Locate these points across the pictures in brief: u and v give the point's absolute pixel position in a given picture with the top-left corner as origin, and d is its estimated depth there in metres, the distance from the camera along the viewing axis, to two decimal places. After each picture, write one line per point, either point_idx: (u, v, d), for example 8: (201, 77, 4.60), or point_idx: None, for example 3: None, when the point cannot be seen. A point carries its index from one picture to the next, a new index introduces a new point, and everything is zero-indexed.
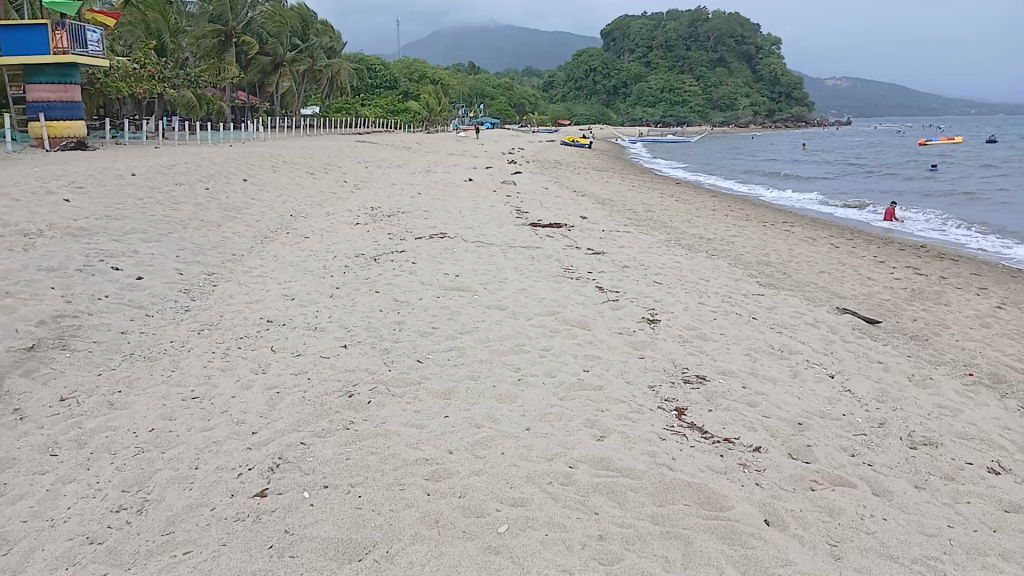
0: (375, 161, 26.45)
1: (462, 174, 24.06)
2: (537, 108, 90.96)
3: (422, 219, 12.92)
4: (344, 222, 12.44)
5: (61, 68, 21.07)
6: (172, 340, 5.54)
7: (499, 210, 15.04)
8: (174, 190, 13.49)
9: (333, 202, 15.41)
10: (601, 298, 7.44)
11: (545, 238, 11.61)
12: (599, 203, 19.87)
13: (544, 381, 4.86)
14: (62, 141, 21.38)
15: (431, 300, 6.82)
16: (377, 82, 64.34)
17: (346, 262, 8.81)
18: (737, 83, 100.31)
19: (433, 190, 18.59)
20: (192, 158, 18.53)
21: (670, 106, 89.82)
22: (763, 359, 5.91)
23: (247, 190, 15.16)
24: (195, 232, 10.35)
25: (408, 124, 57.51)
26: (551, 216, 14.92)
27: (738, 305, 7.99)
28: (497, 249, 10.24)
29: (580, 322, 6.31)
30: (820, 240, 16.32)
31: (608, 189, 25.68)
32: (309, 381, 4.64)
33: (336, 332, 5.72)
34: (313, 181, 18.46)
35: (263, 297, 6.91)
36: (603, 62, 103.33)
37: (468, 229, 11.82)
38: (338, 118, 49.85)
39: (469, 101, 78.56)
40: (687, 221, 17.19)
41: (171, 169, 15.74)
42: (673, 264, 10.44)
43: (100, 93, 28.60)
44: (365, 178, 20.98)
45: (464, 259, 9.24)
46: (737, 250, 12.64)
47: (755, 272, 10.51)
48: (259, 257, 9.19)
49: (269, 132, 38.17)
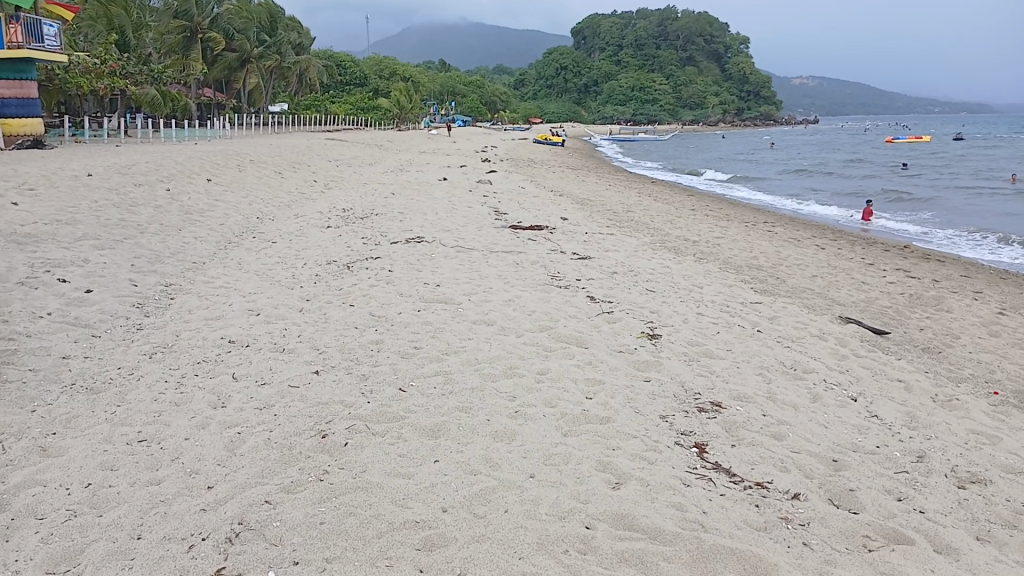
0: (346, 160, 25.70)
1: (436, 173, 23.45)
2: (508, 105, 90.41)
3: (396, 221, 12.29)
4: (314, 225, 11.78)
5: (16, 63, 20.15)
6: (119, 367, 4.89)
7: (476, 211, 14.46)
8: (133, 192, 12.72)
9: (302, 203, 14.71)
10: (594, 309, 6.89)
11: (527, 241, 11.05)
12: (578, 202, 19.38)
13: (544, 413, 4.30)
14: (17, 139, 20.38)
15: (411, 314, 6.24)
16: (347, 79, 63.34)
17: (317, 270, 8.18)
18: (707, 82, 100.61)
19: (407, 190, 17.95)
20: (153, 157, 17.68)
21: (641, 105, 89.79)
22: (779, 379, 5.40)
23: (211, 191, 14.40)
24: (153, 237, 9.64)
25: (379, 121, 56.65)
26: (531, 217, 14.38)
27: (738, 314, 7.49)
28: (478, 254, 9.66)
29: (576, 339, 5.76)
30: (804, 240, 15.97)
31: (585, 188, 25.22)
32: (275, 419, 4.03)
33: (306, 355, 5.11)
34: (281, 181, 17.72)
35: (225, 313, 6.26)
36: (574, 59, 103.03)
37: (446, 233, 11.22)
38: (307, 115, 48.88)
39: (440, 99, 77.78)
40: (668, 221, 16.73)
41: (131, 169, 14.93)
42: (663, 269, 9.93)
43: (59, 89, 27.52)
44: (336, 178, 20.26)
45: (444, 266, 8.64)
46: (725, 253, 12.19)
47: (748, 277, 10.05)
48: (223, 265, 8.52)
49: (236, 130, 37.17)
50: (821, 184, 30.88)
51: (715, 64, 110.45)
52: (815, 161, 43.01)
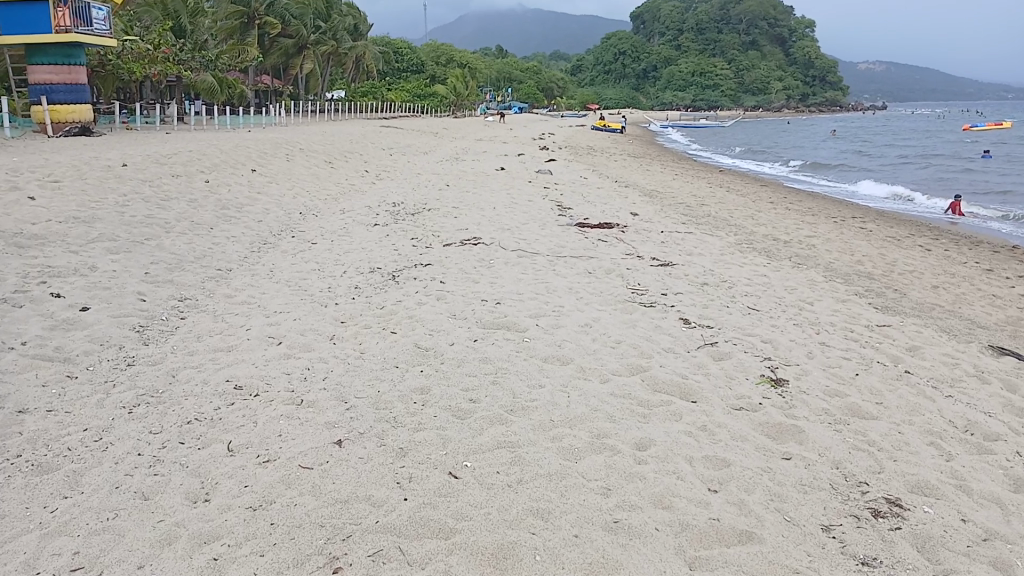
0: (400, 148, 24.66)
1: (493, 162, 22.22)
2: (565, 92, 88.59)
3: (450, 218, 11.10)
4: (360, 222, 10.66)
5: (64, 47, 19.46)
6: (85, 428, 3.72)
7: (538, 205, 13.20)
8: (168, 184, 11.75)
9: (351, 196, 13.65)
10: (694, 338, 5.55)
11: (597, 243, 9.76)
12: (646, 194, 17.98)
13: (657, 522, 3.00)
14: (64, 127, 19.66)
15: (467, 348, 4.97)
16: (404, 65, 62.38)
17: (357, 280, 6.99)
18: (772, 66, 97.28)
19: (462, 181, 16.76)
20: (197, 145, 16.81)
21: (702, 90, 87.23)
22: (961, 457, 4.01)
23: (253, 183, 13.39)
24: (179, 237, 8.57)
25: (435, 108, 55.67)
26: (598, 212, 13.06)
27: (869, 345, 6.07)
28: (544, 260, 8.36)
29: (682, 389, 4.42)
30: (905, 240, 14.33)
31: (650, 177, 23.76)
32: (271, 532, 2.80)
33: (329, 412, 3.88)
34: (330, 171, 16.71)
35: (238, 340, 5.09)
36: (633, 45, 100.62)
37: (506, 232, 9.97)
38: (363, 102, 48.15)
39: (496, 86, 76.77)
40: (747, 217, 15.22)
41: (170, 158, 14.01)
42: (759, 278, 8.52)
43: (113, 76, 27.01)
44: (389, 168, 19.18)
45: (506, 276, 7.38)
46: (823, 257, 10.71)
47: (861, 291, 8.58)
48: (253, 271, 7.39)
49: (292, 117, 36.51)
50: (905, 173, 28.79)
51: (779, 49, 106.92)
52: (889, 149, 40.62)
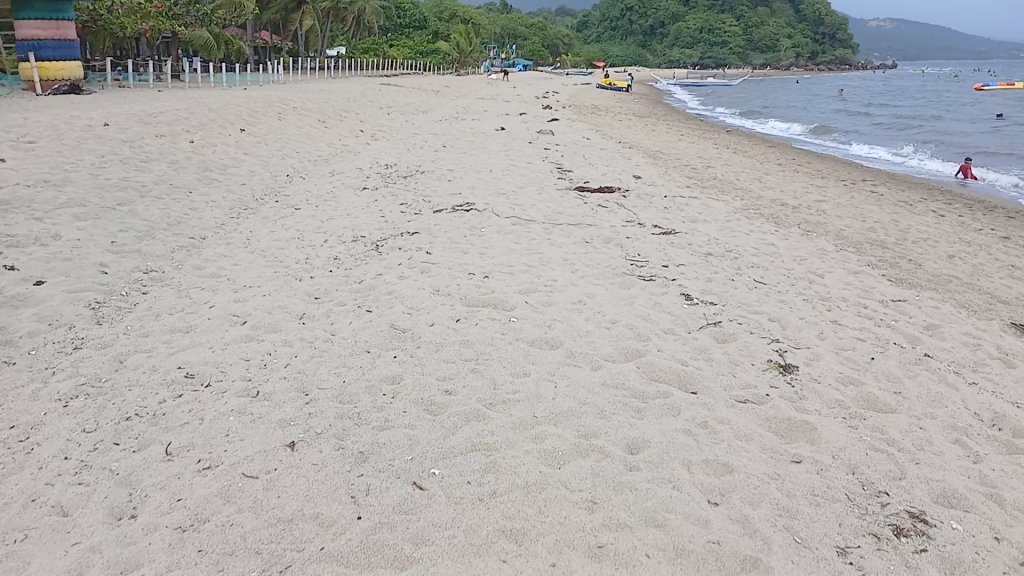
0: (399, 107, 24.00)
1: (493, 122, 21.59)
2: (570, 49, 86.93)
3: (444, 181, 10.62)
4: (349, 185, 10.19)
5: (51, 2, 18.79)
6: (12, 425, 3.33)
7: (536, 168, 12.69)
8: (150, 144, 11.25)
9: (343, 158, 13.15)
10: (697, 317, 5.12)
11: (598, 209, 9.29)
12: (651, 156, 17.45)
13: (647, 546, 2.60)
14: (53, 85, 19.08)
15: (447, 328, 4.55)
16: (406, 21, 60.97)
17: (337, 251, 6.55)
18: (782, 23, 95.36)
19: (460, 141, 16.20)
20: (186, 104, 16.24)
21: (710, 48, 85.61)
22: (991, 458, 3.60)
23: (241, 144, 12.87)
24: (153, 202, 8.11)
25: (438, 65, 54.61)
26: (600, 175, 12.56)
27: (885, 324, 5.64)
28: (539, 227, 7.90)
29: (681, 378, 4.00)
30: (917, 205, 13.84)
31: (656, 138, 23.15)
32: (197, 563, 2.42)
33: (286, 408, 3.47)
34: (323, 131, 16.16)
35: (200, 320, 4.68)
36: (640, 0, 98.54)
37: (502, 197, 9.50)
38: (364, 59, 47.17)
39: (500, 42, 75.31)
40: (755, 180, 14.71)
41: (155, 117, 13.47)
42: (767, 247, 8.07)
43: (105, 32, 26.26)
44: (386, 128, 18.60)
45: (498, 246, 6.94)
46: (834, 224, 10.24)
47: (875, 262, 8.13)
48: (229, 240, 6.95)
49: (290, 75, 35.68)
50: (916, 134, 28.07)
51: (789, 5, 104.77)
52: (899, 108, 39.76)
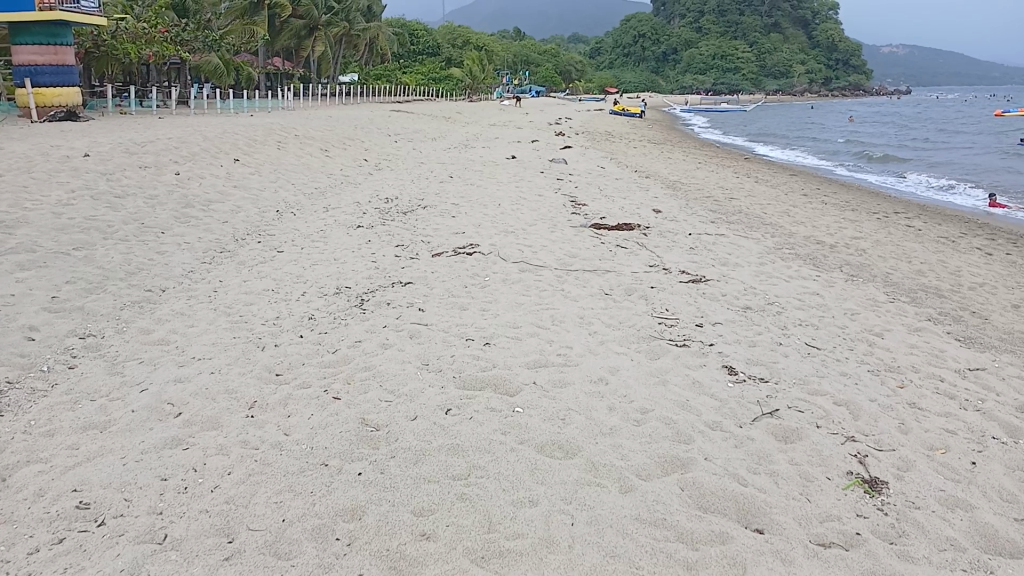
0: (407, 134, 23.19)
1: (505, 150, 20.72)
2: (583, 75, 86.52)
3: (447, 218, 9.71)
4: (343, 222, 9.26)
5: (50, 26, 18.09)
6: None
7: (549, 201, 11.75)
8: (131, 176, 10.37)
9: (343, 190, 12.25)
10: (750, 403, 4.12)
11: (619, 250, 8.34)
12: (669, 186, 16.56)
13: None
14: (50, 111, 18.32)
15: (433, 424, 3.55)
16: (420, 48, 60.55)
17: (315, 305, 5.60)
18: (795, 49, 94.88)
19: (469, 171, 15.30)
20: (181, 131, 15.41)
21: (723, 74, 85.04)
22: None
23: (233, 175, 12.00)
24: (116, 244, 7.19)
25: (450, 92, 54.07)
26: (617, 209, 11.63)
27: (974, 408, 4.63)
28: (551, 275, 6.92)
29: (741, 510, 3.00)
30: (959, 242, 12.82)
31: (673, 166, 22.27)
32: None
33: (199, 569, 2.50)
34: (325, 161, 15.31)
35: (124, 413, 3.71)
36: (653, 27, 98.29)
37: (512, 237, 8.57)
38: (376, 85, 46.58)
39: (513, 69, 74.97)
40: (782, 213, 13.75)
41: (142, 146, 12.63)
42: (812, 298, 7.08)
43: (111, 59, 25.62)
44: (392, 157, 17.75)
45: (503, 300, 5.96)
46: (878, 268, 9.25)
47: (935, 316, 7.14)
48: (193, 292, 6.01)
49: (300, 101, 35.02)
50: (942, 161, 27.03)
51: (802, 32, 104.25)
52: (918, 135, 38.79)
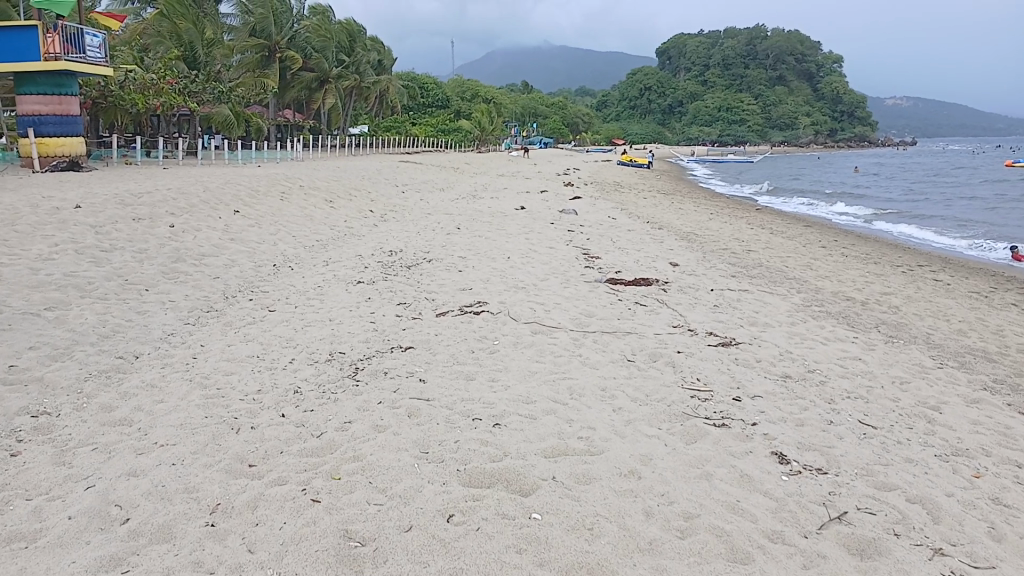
0: (414, 185, 22.78)
1: (513, 200, 20.25)
2: (591, 127, 86.98)
3: (454, 272, 9.12)
4: (343, 276, 8.68)
5: (55, 76, 17.80)
6: None
7: (561, 254, 11.17)
8: (121, 229, 9.85)
9: (346, 243, 11.71)
10: (813, 505, 3.45)
11: (639, 308, 7.72)
12: (684, 237, 16.01)
13: None
14: (52, 161, 17.90)
15: (431, 540, 2.89)
16: (429, 100, 60.92)
17: (303, 375, 4.96)
18: (801, 101, 95.44)
19: (477, 222, 14.77)
20: (181, 182, 14.97)
21: (730, 125, 85.38)
22: None
23: (231, 227, 11.47)
24: (93, 303, 6.61)
25: (459, 143, 54.14)
26: (633, 263, 11.03)
27: None
28: (567, 336, 6.27)
29: None
30: (992, 297, 12.17)
31: (685, 217, 21.78)
32: None
33: None
34: (328, 212, 14.81)
35: (60, 520, 3.06)
36: (659, 80, 99.14)
37: (523, 294, 7.97)
38: (386, 137, 46.62)
39: (521, 121, 75.43)
40: (804, 266, 13.15)
41: (138, 197, 12.15)
42: (855, 365, 6.42)
43: (118, 110, 25.44)
44: (398, 208, 17.26)
45: (515, 366, 5.31)
46: (918, 328, 8.60)
47: (991, 384, 6.47)
48: (169, 359, 5.39)
49: (308, 152, 34.91)
50: (959, 211, 26.47)
51: (807, 84, 105.06)
52: (931, 185, 38.32)
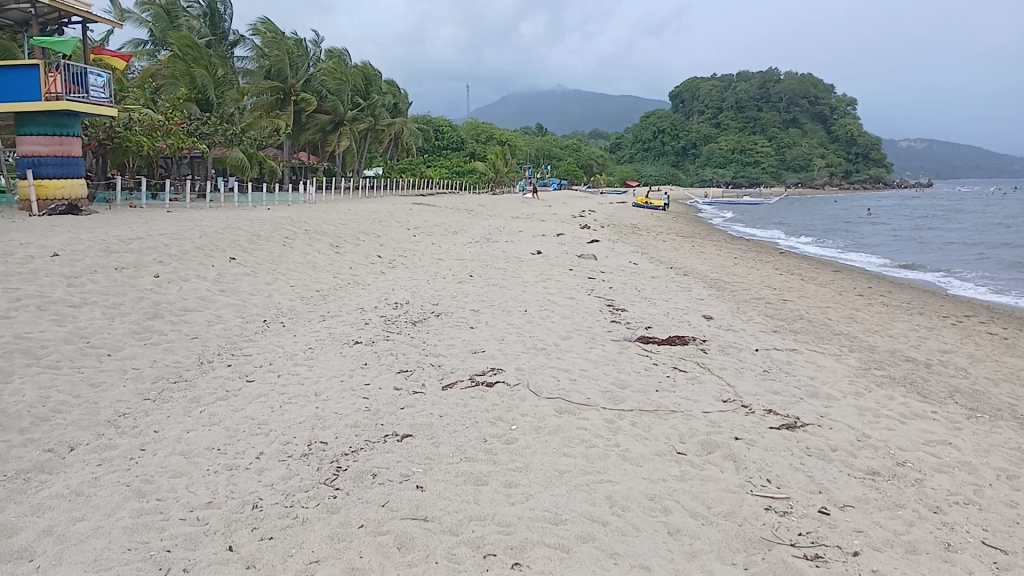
0: (427, 228, 21.87)
1: (530, 244, 19.26)
2: (606, 169, 86.58)
3: (465, 329, 8.07)
4: (341, 334, 7.65)
5: (58, 116, 16.93)
6: None
7: (583, 306, 10.13)
8: (98, 280, 8.89)
9: (349, 293, 10.72)
10: None
11: (679, 374, 6.64)
12: (712, 285, 14.95)
13: None
14: (51, 204, 16.92)
15: None
16: (444, 143, 60.57)
17: (270, 481, 3.89)
18: (817, 143, 94.87)
19: (490, 269, 13.78)
20: (177, 226, 14.09)
21: (745, 167, 84.75)
22: None
23: (223, 277, 10.51)
24: (38, 373, 5.61)
25: (473, 186, 53.56)
26: (663, 316, 9.98)
27: None
28: (599, 413, 5.19)
29: None
30: None
31: (709, 262, 20.73)
32: None
33: None
34: (333, 259, 13.86)
35: None
36: (673, 123, 98.95)
37: (545, 357, 6.91)
38: (400, 178, 46.11)
39: (535, 163, 75.10)
40: (848, 319, 12.04)
41: (125, 243, 11.22)
42: (949, 453, 5.31)
43: (127, 153, 24.80)
44: (409, 253, 16.31)
45: (538, 461, 4.23)
46: (999, 398, 7.47)
47: None
48: (108, 453, 4.36)
49: (320, 194, 34.32)
50: (994, 256, 25.27)
51: (823, 126, 104.59)
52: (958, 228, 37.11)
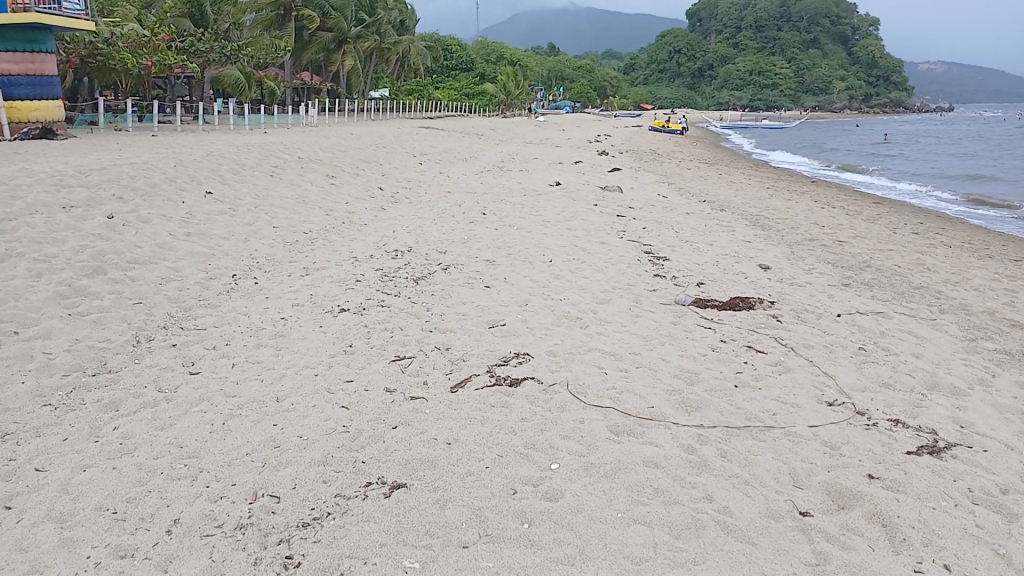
0: (433, 155, 20.14)
1: (545, 174, 17.55)
2: (620, 92, 83.57)
3: (478, 288, 6.52)
4: (324, 296, 6.11)
5: (26, 31, 14.79)
6: None
7: (618, 254, 8.55)
8: (36, 223, 7.32)
9: (342, 236, 9.16)
10: None
11: (760, 358, 5.11)
12: (752, 222, 13.34)
13: None
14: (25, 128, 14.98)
15: None
16: (453, 63, 58.01)
17: None
18: (839, 65, 91.16)
19: (505, 205, 12.15)
20: (152, 154, 12.44)
21: (764, 91, 81.66)
22: None
23: (194, 216, 8.93)
24: None
25: (483, 108, 51.37)
26: (713, 266, 8.40)
27: None
28: (671, 435, 3.70)
29: None
30: None
31: (740, 193, 19.08)
32: None
33: None
34: (328, 192, 12.26)
35: None
36: (690, 43, 95.16)
37: (583, 332, 5.37)
38: (407, 100, 43.97)
39: (546, 85, 72.59)
40: (916, 265, 10.47)
41: (84, 176, 9.61)
42: None
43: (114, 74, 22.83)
44: (413, 184, 14.69)
45: (596, 540, 2.76)
46: None
47: None
48: None
49: (323, 116, 32.43)
50: None
51: (845, 47, 100.54)
52: (993, 154, 35.04)
